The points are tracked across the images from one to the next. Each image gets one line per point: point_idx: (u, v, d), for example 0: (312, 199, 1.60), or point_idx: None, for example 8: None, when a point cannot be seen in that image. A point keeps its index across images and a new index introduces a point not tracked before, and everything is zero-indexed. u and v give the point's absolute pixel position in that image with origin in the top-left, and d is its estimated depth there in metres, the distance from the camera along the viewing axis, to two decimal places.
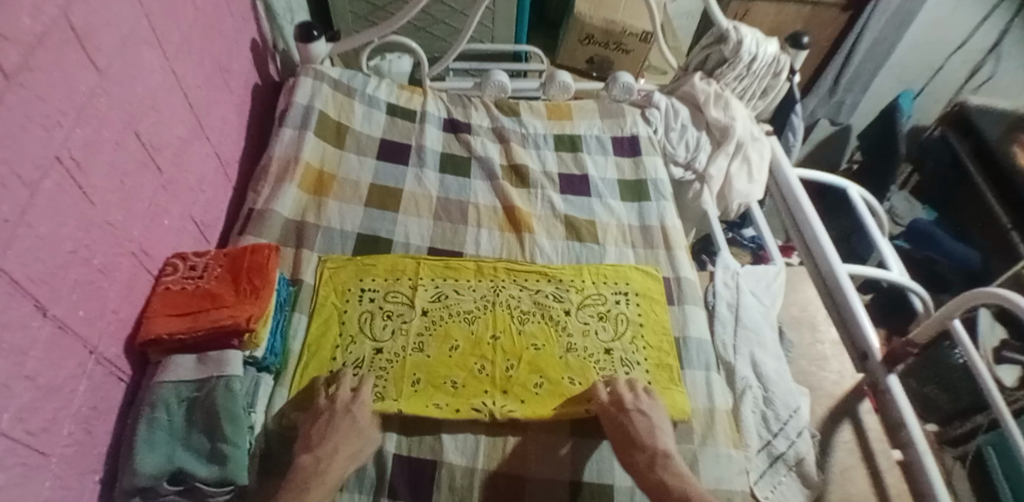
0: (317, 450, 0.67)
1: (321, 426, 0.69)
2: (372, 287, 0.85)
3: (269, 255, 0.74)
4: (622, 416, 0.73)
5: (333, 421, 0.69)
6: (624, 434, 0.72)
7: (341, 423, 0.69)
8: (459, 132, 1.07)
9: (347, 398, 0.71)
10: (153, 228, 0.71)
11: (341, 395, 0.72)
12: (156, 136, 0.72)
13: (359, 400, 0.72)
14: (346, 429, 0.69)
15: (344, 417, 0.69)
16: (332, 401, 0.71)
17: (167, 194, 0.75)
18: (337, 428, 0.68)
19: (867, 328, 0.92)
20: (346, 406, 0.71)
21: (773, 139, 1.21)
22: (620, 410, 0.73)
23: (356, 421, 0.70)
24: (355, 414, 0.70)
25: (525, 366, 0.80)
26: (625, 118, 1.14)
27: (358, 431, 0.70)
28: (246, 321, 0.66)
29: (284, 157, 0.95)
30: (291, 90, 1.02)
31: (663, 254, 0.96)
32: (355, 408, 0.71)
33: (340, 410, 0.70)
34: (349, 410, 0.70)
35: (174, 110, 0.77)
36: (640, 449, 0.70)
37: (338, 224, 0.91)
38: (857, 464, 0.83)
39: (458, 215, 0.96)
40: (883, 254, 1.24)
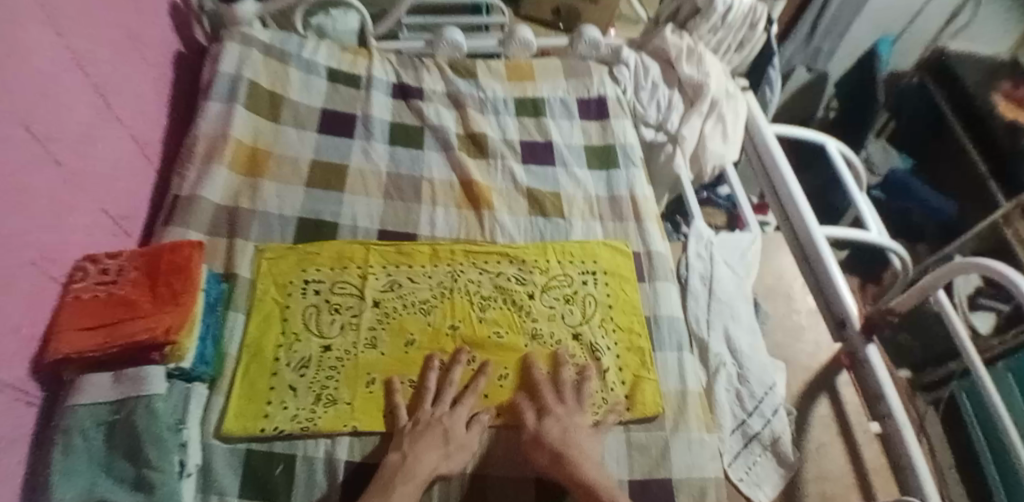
0: (407, 449, 0.64)
1: (423, 430, 0.66)
2: (317, 280, 0.78)
3: (190, 254, 0.66)
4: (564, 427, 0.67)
5: (425, 427, 0.66)
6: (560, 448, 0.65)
7: (436, 430, 0.66)
8: (410, 98, 0.98)
9: (445, 409, 0.69)
10: (55, 229, 0.62)
11: (431, 407, 0.69)
12: (52, 125, 0.63)
13: (455, 413, 0.68)
14: (442, 438, 0.66)
15: (437, 424, 0.67)
16: (430, 410, 0.69)
17: (71, 188, 0.65)
18: (428, 434, 0.66)
19: (845, 296, 0.88)
20: (441, 416, 0.68)
21: (749, 95, 1.14)
22: (567, 425, 0.68)
23: (452, 429, 0.67)
24: (450, 421, 0.67)
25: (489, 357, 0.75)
26: (591, 78, 1.05)
27: (452, 440, 0.66)
28: (164, 334, 0.58)
29: (211, 134, 0.85)
30: (216, 57, 0.91)
31: (632, 226, 0.90)
32: (453, 419, 0.68)
33: (434, 419, 0.67)
34: (443, 420, 0.67)
35: (72, 90, 0.67)
36: (580, 464, 0.64)
37: (276, 208, 0.83)
38: (834, 439, 0.80)
39: (411, 193, 0.88)
40: (860, 210, 1.20)
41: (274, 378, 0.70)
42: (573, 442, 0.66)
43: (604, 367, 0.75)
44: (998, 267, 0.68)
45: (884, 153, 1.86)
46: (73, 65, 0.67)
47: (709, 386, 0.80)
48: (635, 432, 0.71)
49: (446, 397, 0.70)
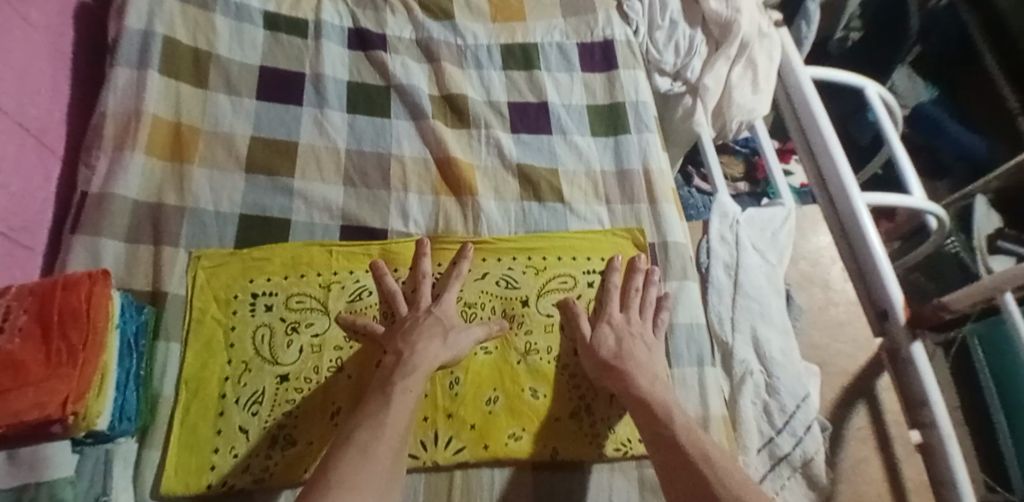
0: (402, 346, 0.59)
1: (412, 326, 0.61)
2: (273, 297, 0.64)
3: (90, 294, 0.52)
4: (617, 341, 0.63)
5: (414, 324, 0.61)
6: (606, 361, 0.61)
7: (423, 324, 0.61)
8: (371, 49, 0.79)
9: (428, 306, 0.64)
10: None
11: (421, 303, 0.64)
12: None
13: (443, 305, 0.64)
14: (431, 331, 0.60)
15: (424, 319, 0.62)
16: (413, 310, 0.64)
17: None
18: (418, 328, 0.61)
19: (889, 282, 0.76)
20: (428, 310, 0.63)
21: (784, 32, 0.94)
22: (617, 338, 0.63)
23: (444, 317, 0.62)
24: (440, 311, 0.63)
25: (484, 366, 0.65)
26: (595, 15, 0.86)
27: (446, 328, 0.61)
28: (60, 408, 0.46)
29: (120, 111, 0.68)
30: (120, 8, 0.72)
31: (646, 209, 0.75)
32: (440, 307, 0.63)
33: (421, 313, 0.63)
34: (430, 312, 0.63)
35: None
36: (633, 371, 0.59)
37: (211, 203, 0.67)
38: (871, 455, 0.72)
39: (377, 176, 0.72)
40: (900, 163, 1.03)
41: (221, 420, 0.58)
42: (628, 352, 0.61)
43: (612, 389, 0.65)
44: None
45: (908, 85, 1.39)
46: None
47: (733, 399, 0.70)
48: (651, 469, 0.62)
49: (426, 294, 0.65)
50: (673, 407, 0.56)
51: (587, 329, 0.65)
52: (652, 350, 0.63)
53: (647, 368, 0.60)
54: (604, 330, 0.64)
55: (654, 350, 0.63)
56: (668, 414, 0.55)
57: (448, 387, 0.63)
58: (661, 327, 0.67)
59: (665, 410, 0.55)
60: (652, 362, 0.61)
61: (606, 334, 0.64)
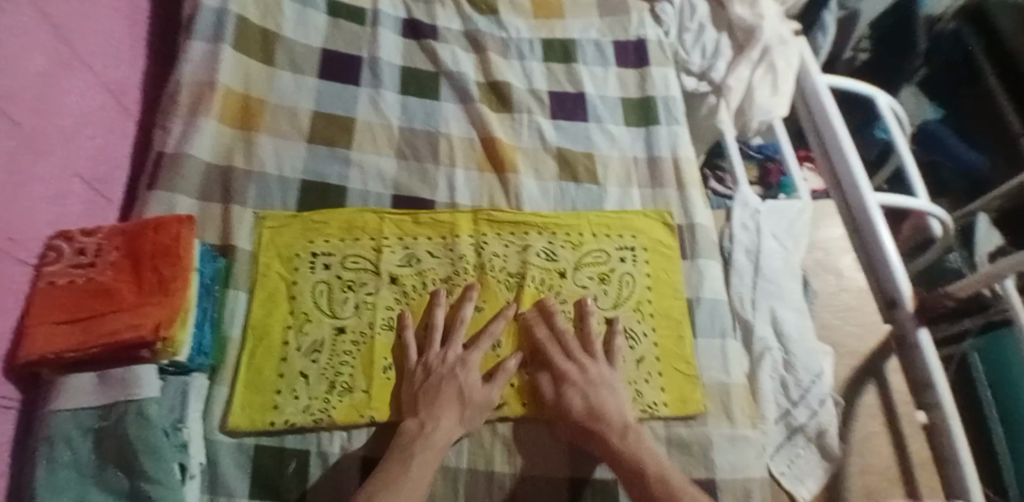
0: (424, 415, 0.59)
1: (439, 381, 0.62)
2: (329, 257, 0.69)
3: (177, 233, 0.56)
4: (581, 389, 0.62)
5: (437, 385, 0.61)
6: (585, 422, 0.61)
7: (446, 388, 0.61)
8: (422, 38, 0.85)
9: (456, 356, 0.64)
10: (11, 200, 0.52)
11: (449, 354, 0.64)
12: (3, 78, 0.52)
13: (469, 363, 0.63)
14: (449, 396, 0.61)
15: (448, 380, 0.62)
16: (441, 358, 0.63)
17: (31, 153, 0.55)
18: (441, 393, 0.61)
19: (897, 273, 0.81)
20: (453, 367, 0.63)
21: (802, 41, 1.01)
22: (586, 383, 0.63)
23: (468, 384, 0.62)
24: (465, 376, 0.62)
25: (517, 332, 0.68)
26: (629, 16, 0.92)
27: (470, 399, 0.61)
28: (153, 331, 0.50)
29: (195, 81, 0.74)
30: None
31: (674, 194, 0.80)
32: (467, 370, 0.63)
33: (447, 372, 0.62)
34: (456, 372, 0.62)
35: (19, 32, 0.55)
36: (604, 431, 0.60)
37: (275, 168, 0.73)
38: (880, 429, 0.77)
39: (427, 152, 0.78)
40: (906, 168, 1.10)
41: (283, 364, 0.63)
42: (596, 406, 0.61)
43: (639, 357, 0.69)
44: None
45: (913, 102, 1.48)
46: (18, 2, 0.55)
47: (752, 372, 0.75)
48: (676, 428, 0.66)
49: (456, 342, 0.65)
50: (643, 463, 0.57)
51: (549, 390, 0.64)
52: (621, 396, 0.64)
53: (618, 421, 0.60)
54: (569, 377, 0.63)
55: (618, 389, 0.63)
56: (636, 476, 0.56)
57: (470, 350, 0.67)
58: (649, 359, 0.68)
59: (636, 464, 0.57)
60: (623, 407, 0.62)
61: (565, 387, 0.63)
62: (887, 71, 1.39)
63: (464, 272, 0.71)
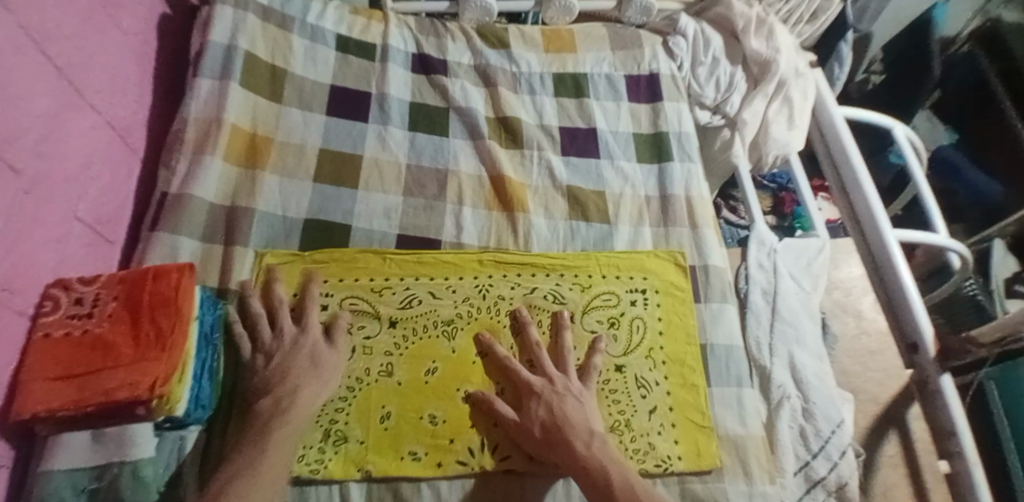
0: (279, 391, 0.57)
1: (285, 359, 0.60)
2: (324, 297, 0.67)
3: (178, 283, 0.55)
4: (545, 400, 0.62)
5: (288, 363, 0.60)
6: (549, 428, 0.60)
7: (296, 363, 0.60)
8: (432, 73, 0.84)
9: (293, 334, 0.62)
10: (16, 249, 0.50)
11: (307, 331, 0.63)
12: (12, 123, 0.51)
13: (308, 337, 0.62)
14: (300, 371, 0.59)
15: (298, 359, 0.60)
16: (278, 340, 0.62)
17: (38, 197, 0.53)
18: (287, 371, 0.59)
19: (919, 317, 0.78)
20: (293, 343, 0.61)
21: (818, 73, 0.99)
22: (549, 391, 0.62)
23: (316, 353, 0.61)
24: (312, 345, 0.62)
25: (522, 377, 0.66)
26: (642, 49, 0.90)
27: (319, 373, 0.60)
28: (149, 390, 0.49)
29: (201, 119, 0.73)
30: (206, 24, 0.77)
31: (687, 233, 0.78)
32: (322, 349, 0.62)
33: (291, 348, 0.61)
34: (307, 351, 0.61)
35: (30, 76, 0.53)
36: (570, 437, 0.59)
37: (279, 207, 0.72)
38: (901, 481, 0.74)
39: (434, 190, 0.76)
40: (924, 199, 1.06)
41: None
42: (562, 418, 0.60)
43: (652, 407, 0.66)
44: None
45: (927, 127, 1.49)
46: (29, 43, 0.53)
47: (770, 421, 0.72)
48: (692, 486, 0.63)
49: (299, 319, 0.64)
50: (610, 476, 0.56)
51: (507, 410, 0.63)
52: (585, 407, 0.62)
53: (583, 429, 0.59)
54: (535, 388, 0.63)
55: (585, 402, 0.62)
56: (606, 492, 0.55)
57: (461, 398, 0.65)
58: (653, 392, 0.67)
59: (602, 475, 0.56)
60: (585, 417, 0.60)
61: (531, 401, 0.62)
62: (897, 98, 1.40)
63: (468, 314, 0.69)
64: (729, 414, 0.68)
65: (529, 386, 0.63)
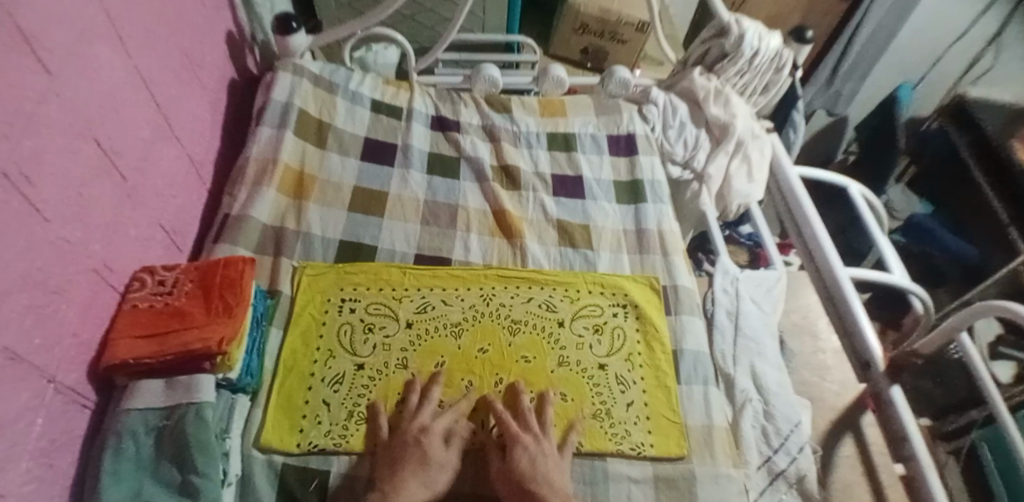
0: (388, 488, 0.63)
1: (397, 454, 0.66)
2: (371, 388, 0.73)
3: (243, 269, 0.70)
4: (529, 458, 0.66)
5: (402, 456, 0.65)
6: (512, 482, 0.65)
7: (409, 453, 0.66)
8: (448, 130, 1.02)
9: (423, 424, 0.69)
10: (112, 239, 0.65)
11: (413, 425, 0.69)
12: (119, 140, 0.66)
13: (433, 430, 0.68)
14: (414, 460, 0.65)
15: (411, 448, 0.66)
16: (406, 434, 0.68)
17: (129, 200, 0.68)
18: (405, 460, 0.65)
19: (870, 339, 0.90)
20: (418, 436, 0.68)
21: (774, 136, 1.17)
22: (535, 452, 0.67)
23: (429, 449, 0.67)
24: (428, 441, 0.67)
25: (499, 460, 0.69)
26: (621, 115, 1.09)
27: (429, 460, 0.66)
28: (218, 344, 0.62)
29: (261, 159, 0.90)
30: (270, 86, 0.97)
31: (660, 260, 0.92)
32: (431, 437, 0.68)
33: (411, 441, 0.67)
34: (420, 440, 0.67)
35: (137, 111, 0.70)
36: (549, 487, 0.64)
37: (319, 230, 0.87)
38: (860, 480, 0.83)
39: (446, 220, 0.92)
40: (883, 253, 1.20)
41: (309, 392, 0.72)
42: (546, 469, 0.66)
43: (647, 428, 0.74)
44: (1005, 302, 0.75)
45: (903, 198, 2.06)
46: (137, 86, 0.70)
47: (735, 422, 0.81)
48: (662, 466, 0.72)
49: (424, 413, 0.70)
50: None
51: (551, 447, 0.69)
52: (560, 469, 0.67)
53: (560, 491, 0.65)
54: (528, 447, 0.67)
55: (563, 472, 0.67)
56: None
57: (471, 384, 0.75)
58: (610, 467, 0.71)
59: None
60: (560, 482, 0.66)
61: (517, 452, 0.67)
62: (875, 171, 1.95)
63: (473, 319, 0.81)
64: (700, 410, 0.77)
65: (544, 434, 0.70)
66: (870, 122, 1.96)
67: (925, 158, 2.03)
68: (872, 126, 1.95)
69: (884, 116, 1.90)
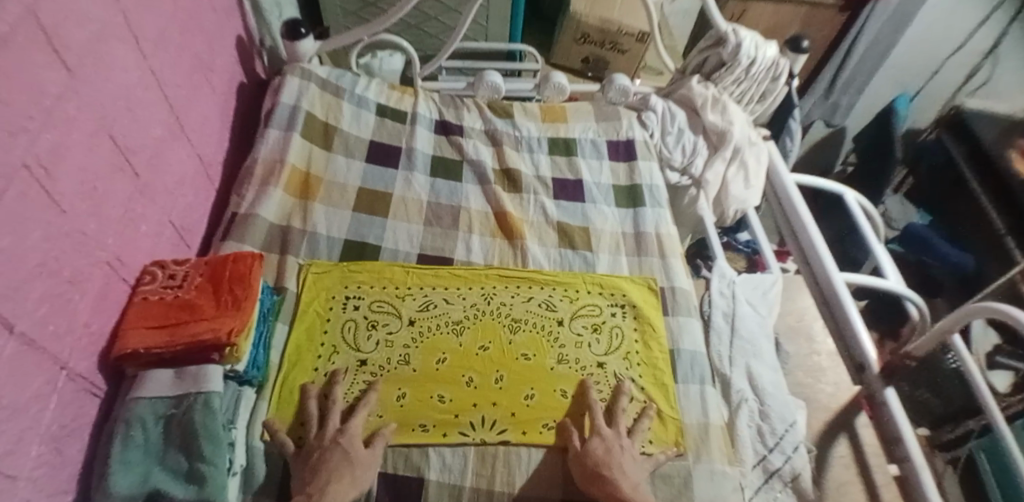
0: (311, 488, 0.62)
1: (322, 454, 0.65)
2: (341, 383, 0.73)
3: (251, 265, 0.72)
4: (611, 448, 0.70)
5: (323, 456, 0.65)
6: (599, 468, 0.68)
7: (331, 455, 0.65)
8: (451, 134, 1.05)
9: (337, 427, 0.68)
10: (124, 234, 0.66)
11: (327, 429, 0.68)
12: (133, 138, 0.68)
13: (349, 432, 0.67)
14: (337, 459, 0.64)
15: (331, 448, 0.65)
16: (320, 436, 0.67)
17: (141, 197, 0.70)
18: (326, 461, 0.64)
19: (865, 343, 0.92)
20: (334, 438, 0.67)
21: (771, 143, 1.19)
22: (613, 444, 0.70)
23: (350, 447, 0.66)
24: (347, 440, 0.66)
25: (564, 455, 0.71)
26: (621, 121, 1.12)
27: (353, 460, 0.65)
28: (227, 336, 0.64)
29: (269, 160, 0.92)
30: (278, 89, 0.99)
31: (657, 262, 0.94)
32: (348, 437, 0.67)
33: (329, 443, 0.66)
34: (337, 440, 0.66)
35: (151, 111, 0.73)
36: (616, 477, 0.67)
37: (324, 229, 0.89)
38: (854, 479, 0.85)
39: (448, 221, 0.94)
40: (879, 261, 1.22)
41: (313, 386, 0.73)
42: (613, 459, 0.69)
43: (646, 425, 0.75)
44: (993, 303, 0.76)
45: (900, 208, 2.08)
46: (151, 87, 0.73)
47: (731, 421, 0.82)
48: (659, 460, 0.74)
49: (336, 415, 0.69)
50: None
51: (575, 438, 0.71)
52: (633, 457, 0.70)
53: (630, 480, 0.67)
54: (607, 437, 0.71)
55: (635, 460, 0.70)
56: None
57: (475, 379, 0.76)
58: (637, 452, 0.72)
59: None
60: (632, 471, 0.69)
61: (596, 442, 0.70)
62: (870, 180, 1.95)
63: (474, 317, 0.82)
64: (698, 408, 0.79)
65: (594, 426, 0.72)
66: (867, 132, 1.99)
67: (922, 169, 2.07)
68: (868, 137, 1.97)
69: (881, 127, 1.93)
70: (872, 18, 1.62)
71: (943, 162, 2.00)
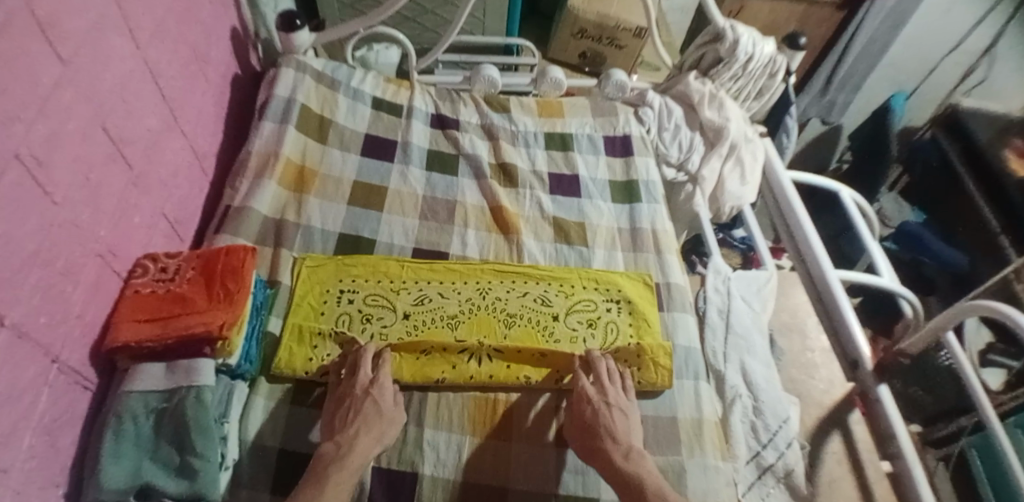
0: (339, 438, 0.64)
1: (356, 404, 0.68)
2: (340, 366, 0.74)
3: (244, 258, 0.71)
4: (596, 407, 0.71)
5: (356, 407, 0.67)
6: (597, 427, 0.69)
7: (365, 409, 0.67)
8: (447, 128, 1.04)
9: (368, 379, 0.70)
10: (118, 225, 0.66)
11: (362, 380, 0.70)
12: (126, 130, 0.68)
13: (381, 383, 0.70)
14: (369, 415, 0.66)
15: (364, 401, 0.68)
16: (354, 387, 0.70)
17: (136, 190, 0.70)
18: (358, 414, 0.66)
19: (859, 341, 0.91)
20: (366, 389, 0.69)
21: (767, 140, 1.19)
22: (602, 402, 0.72)
23: (380, 399, 0.68)
24: (378, 391, 0.69)
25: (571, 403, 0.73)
26: (618, 117, 1.12)
27: (382, 415, 0.67)
28: (218, 328, 0.63)
29: (264, 152, 0.91)
30: (272, 82, 0.98)
31: (653, 258, 0.94)
32: (382, 392, 0.69)
33: (362, 394, 0.69)
34: (370, 394, 0.68)
35: (145, 101, 0.72)
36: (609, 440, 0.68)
37: (319, 223, 0.89)
38: (846, 475, 0.86)
39: (444, 215, 0.93)
40: (873, 258, 1.22)
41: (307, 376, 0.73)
42: (604, 420, 0.70)
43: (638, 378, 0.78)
44: (988, 302, 0.76)
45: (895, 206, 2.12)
46: (146, 75, 0.72)
47: (725, 417, 0.82)
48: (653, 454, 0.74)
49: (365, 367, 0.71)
50: (646, 483, 0.63)
51: (591, 390, 0.73)
52: (628, 418, 0.71)
53: (623, 443, 0.68)
54: (588, 396, 0.72)
55: (630, 417, 0.71)
56: (638, 495, 0.63)
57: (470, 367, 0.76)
58: (632, 412, 0.73)
59: (635, 472, 0.65)
60: (629, 435, 0.70)
61: (583, 405, 0.72)
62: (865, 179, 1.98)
63: (470, 311, 0.82)
64: (691, 407, 0.79)
65: (598, 390, 0.73)
66: (863, 130, 2.00)
67: (915, 169, 2.09)
68: (865, 135, 1.98)
69: (876, 125, 1.93)
70: (869, 16, 1.61)
71: (938, 163, 2.01)
